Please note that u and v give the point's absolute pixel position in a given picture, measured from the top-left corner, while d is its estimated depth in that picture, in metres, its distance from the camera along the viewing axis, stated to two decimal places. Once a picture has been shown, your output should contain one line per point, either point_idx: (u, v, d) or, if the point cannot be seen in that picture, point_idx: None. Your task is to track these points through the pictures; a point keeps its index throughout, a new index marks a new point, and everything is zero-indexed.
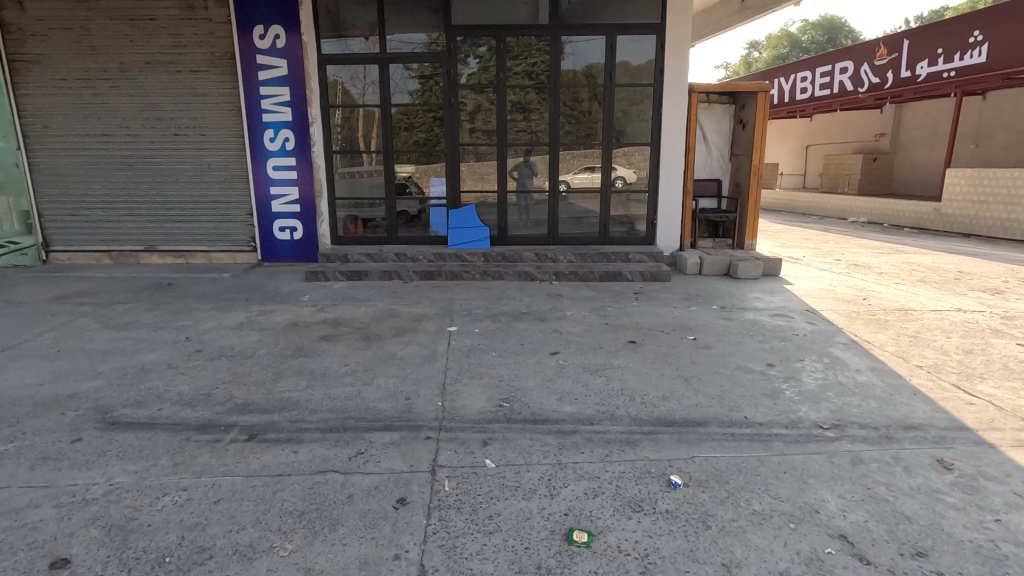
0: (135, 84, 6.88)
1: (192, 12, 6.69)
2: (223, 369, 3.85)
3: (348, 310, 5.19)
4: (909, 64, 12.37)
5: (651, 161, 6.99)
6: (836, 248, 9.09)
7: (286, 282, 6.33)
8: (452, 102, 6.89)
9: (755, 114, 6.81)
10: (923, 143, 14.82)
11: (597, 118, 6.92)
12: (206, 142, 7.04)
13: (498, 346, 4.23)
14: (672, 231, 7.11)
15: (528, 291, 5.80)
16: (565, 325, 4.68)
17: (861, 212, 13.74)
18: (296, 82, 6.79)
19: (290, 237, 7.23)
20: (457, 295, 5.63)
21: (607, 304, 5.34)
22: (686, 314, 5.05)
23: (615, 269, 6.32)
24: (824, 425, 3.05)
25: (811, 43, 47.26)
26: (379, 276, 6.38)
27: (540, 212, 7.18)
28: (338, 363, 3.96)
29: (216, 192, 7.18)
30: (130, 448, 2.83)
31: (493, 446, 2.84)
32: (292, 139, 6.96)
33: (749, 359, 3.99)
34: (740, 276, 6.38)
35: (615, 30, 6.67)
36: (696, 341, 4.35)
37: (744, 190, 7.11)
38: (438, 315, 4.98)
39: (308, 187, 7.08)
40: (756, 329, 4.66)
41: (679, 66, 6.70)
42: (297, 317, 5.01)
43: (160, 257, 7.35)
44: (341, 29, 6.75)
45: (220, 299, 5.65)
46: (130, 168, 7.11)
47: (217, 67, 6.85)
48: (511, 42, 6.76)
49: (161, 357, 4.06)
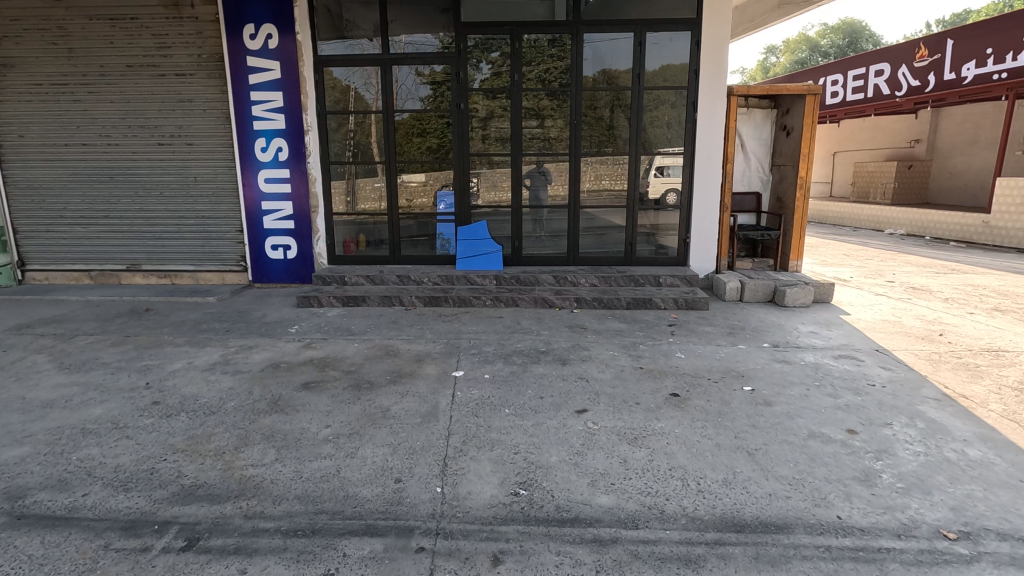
0: (116, 89, 6.29)
1: (178, 10, 6.09)
2: (178, 431, 3.16)
3: (339, 347, 4.49)
4: (954, 65, 11.50)
5: (684, 172, 6.24)
6: (883, 266, 8.25)
7: (275, 309, 5.67)
8: (461, 108, 6.23)
9: (801, 120, 6.04)
10: (964, 150, 13.91)
11: (622, 125, 6.19)
12: (192, 152, 6.43)
13: (512, 400, 3.50)
14: (707, 250, 6.33)
15: (547, 323, 5.06)
16: (591, 370, 3.93)
17: (899, 224, 12.84)
18: (290, 87, 6.17)
19: (283, 256, 6.58)
20: (465, 328, 4.91)
21: (639, 340, 4.59)
22: (734, 355, 4.29)
23: (644, 295, 5.56)
24: (949, 533, 2.29)
25: (833, 46, 46.07)
26: (378, 302, 5.69)
27: (559, 229, 6.45)
28: (318, 424, 3.25)
29: (203, 206, 6.56)
30: (29, 561, 2.14)
31: (506, 566, 2.12)
32: (285, 148, 6.32)
33: (823, 422, 3.22)
34: (788, 303, 5.60)
35: (644, 27, 5.95)
36: (753, 395, 3.58)
37: (788, 204, 6.32)
38: (442, 355, 4.26)
39: (303, 202, 6.44)
40: (822, 376, 3.88)
41: (717, 67, 5.95)
42: (279, 356, 4.32)
43: (143, 277, 6.74)
44: (342, 30, 6.13)
45: (198, 330, 4.99)
46: (111, 181, 6.52)
47: (205, 70, 6.23)
48: (526, 43, 6.08)
49: (110, 412, 3.38)
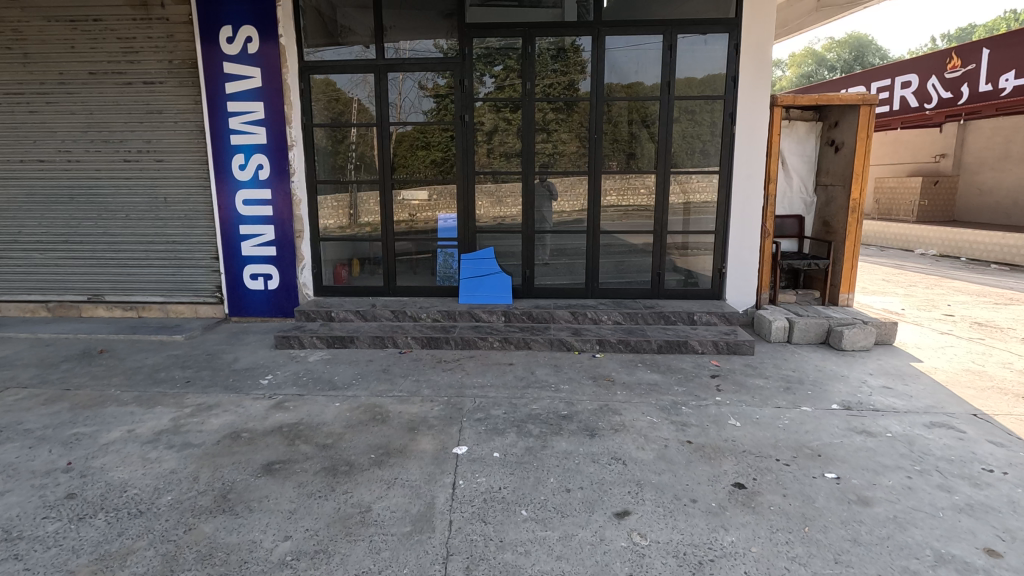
0: (76, 98, 5.59)
1: (146, 10, 5.40)
2: (86, 547, 2.36)
3: (316, 408, 3.70)
4: (990, 76, 10.75)
5: (718, 193, 5.46)
6: (933, 295, 7.44)
7: (249, 352, 4.90)
8: (466, 121, 5.50)
9: (854, 134, 5.28)
10: (992, 166, 13.07)
11: (647, 141, 5.44)
12: (162, 170, 5.70)
13: (531, 495, 2.71)
14: (745, 282, 5.54)
15: (566, 373, 4.26)
16: (628, 448, 3.14)
17: (931, 244, 12.01)
18: (273, 96, 5.45)
19: (263, 286, 5.82)
20: (469, 381, 4.12)
21: (679, 400, 3.79)
22: (800, 423, 3.46)
23: (678, 337, 4.77)
24: None
25: (840, 60, 45.51)
26: (368, 343, 4.91)
27: (575, 257, 5.69)
28: (274, 534, 2.45)
29: (175, 230, 5.81)
30: None
31: None
32: (266, 166, 5.59)
33: (947, 536, 2.40)
34: (846, 346, 4.79)
35: (675, 28, 5.21)
36: (841, 487, 2.77)
37: (837, 228, 5.55)
38: (440, 422, 3.45)
39: (286, 226, 5.70)
40: (920, 457, 3.06)
41: (759, 74, 5.19)
42: (243, 421, 3.53)
43: (107, 309, 5.97)
44: (336, 35, 5.46)
45: (153, 382, 4.20)
46: (70, 202, 5.80)
47: (176, 78, 5.53)
48: (538, 49, 5.36)
49: (5, 513, 2.58)
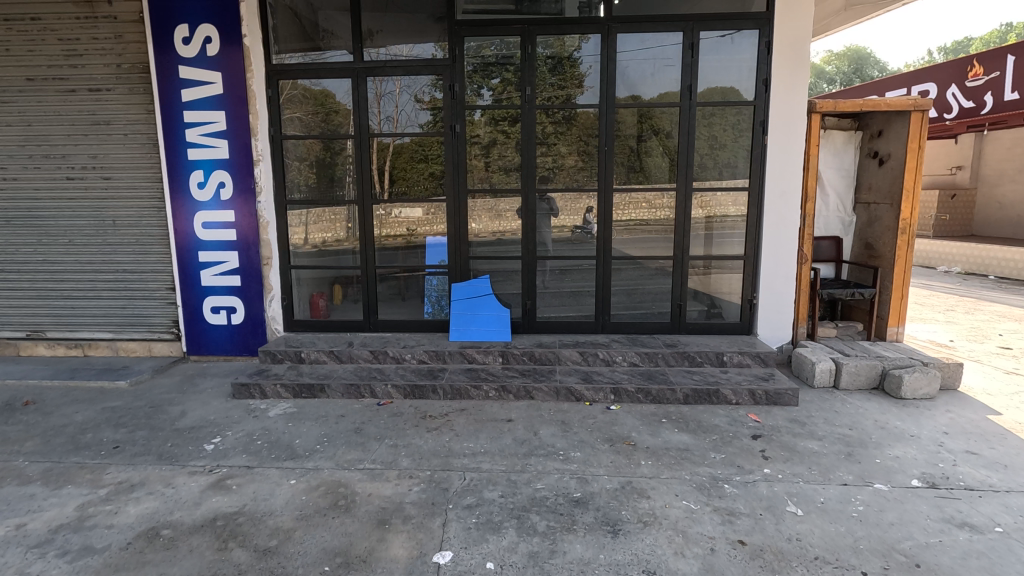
0: (13, 108, 4.91)
1: (91, 7, 4.73)
2: None
3: (266, 488, 2.94)
4: (1015, 84, 10.06)
5: (748, 213, 4.76)
6: (979, 322, 6.69)
7: (201, 403, 4.14)
8: (457, 132, 4.81)
9: (904, 144, 4.58)
10: (1011, 178, 12.38)
11: (663, 155, 4.75)
12: (110, 188, 5.00)
13: None
14: (779, 314, 4.81)
15: (576, 434, 3.50)
16: (663, 556, 2.37)
17: (955, 261, 11.26)
18: (236, 105, 4.77)
19: (225, 321, 5.09)
20: (458, 446, 3.37)
21: (721, 474, 3.03)
22: (880, 510, 2.70)
23: (708, 385, 4.02)
24: None
25: (839, 73, 45.20)
26: (342, 393, 4.16)
27: (581, 287, 4.96)
28: None
29: (124, 256, 5.09)
30: None
31: None
32: (228, 184, 4.89)
33: None
34: (906, 394, 4.05)
35: (697, 24, 4.53)
36: None
37: (883, 251, 4.84)
38: (419, 512, 2.70)
39: (251, 252, 4.98)
40: None
41: (794, 77, 4.51)
42: (169, 509, 2.77)
43: (48, 347, 5.23)
44: (315, 40, 4.79)
45: (74, 448, 3.45)
46: (8, 226, 5.10)
47: (126, 84, 4.84)
48: (539, 51, 4.68)
49: None
